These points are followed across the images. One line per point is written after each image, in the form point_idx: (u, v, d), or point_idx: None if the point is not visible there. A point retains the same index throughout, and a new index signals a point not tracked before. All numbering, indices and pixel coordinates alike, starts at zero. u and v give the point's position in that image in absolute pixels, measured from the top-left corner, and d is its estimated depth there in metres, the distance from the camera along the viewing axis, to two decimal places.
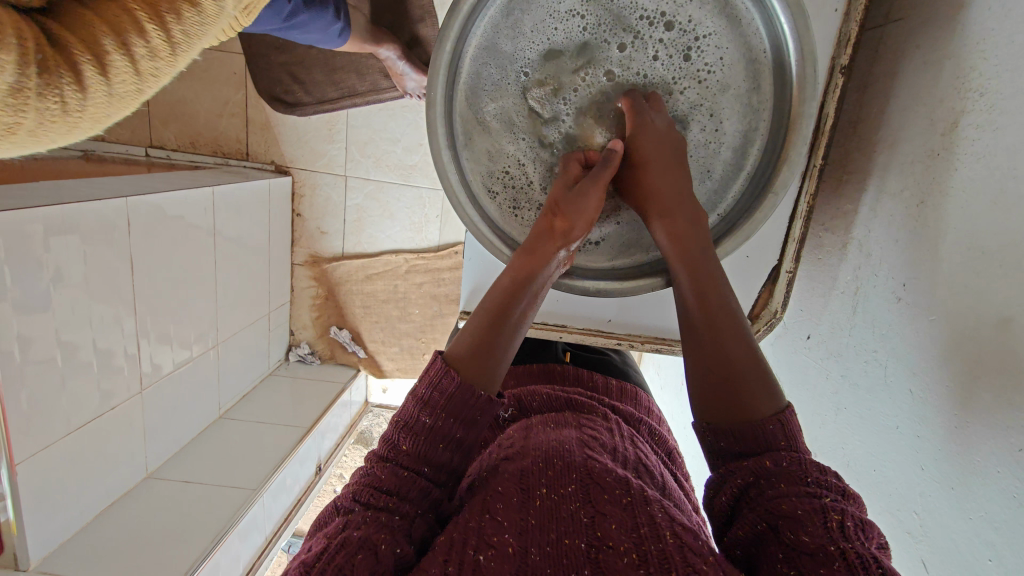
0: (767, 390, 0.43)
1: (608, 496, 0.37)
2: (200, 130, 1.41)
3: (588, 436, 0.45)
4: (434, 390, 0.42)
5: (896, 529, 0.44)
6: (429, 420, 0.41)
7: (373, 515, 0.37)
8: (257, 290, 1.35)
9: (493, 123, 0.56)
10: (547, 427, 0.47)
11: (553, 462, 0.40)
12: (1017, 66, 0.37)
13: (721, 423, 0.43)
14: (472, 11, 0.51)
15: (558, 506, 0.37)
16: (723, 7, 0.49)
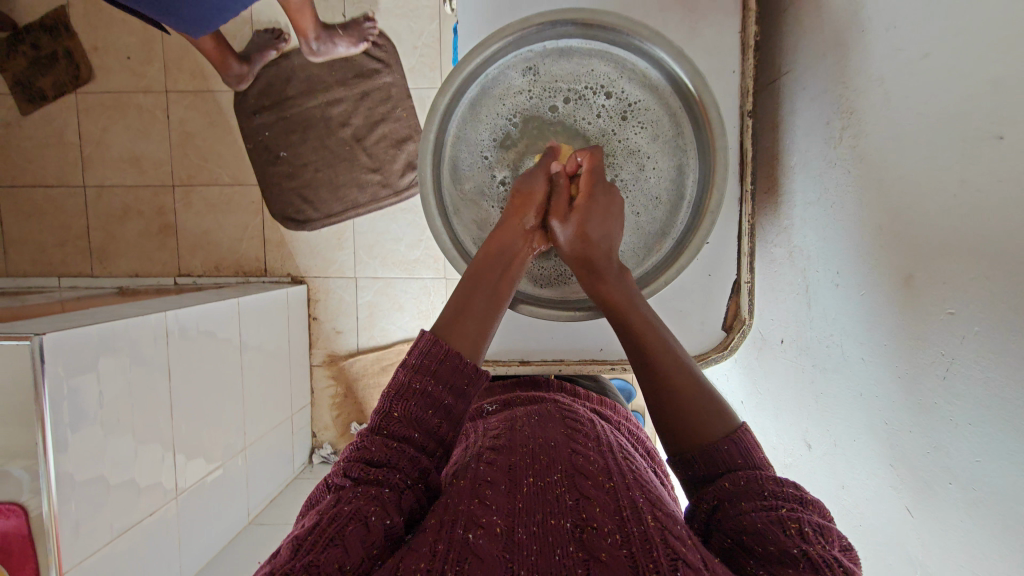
0: (716, 414, 0.47)
1: (592, 482, 0.43)
2: (223, 254, 1.57)
3: (571, 430, 0.51)
4: (425, 358, 0.48)
5: (876, 493, 0.47)
6: (419, 387, 0.47)
7: (364, 489, 0.41)
8: (281, 393, 1.42)
9: (475, 193, 0.65)
10: (531, 420, 0.53)
11: (542, 457, 0.47)
12: (869, 86, 0.48)
13: (691, 453, 0.46)
14: (446, 109, 0.62)
15: (545, 490, 0.43)
16: (643, 77, 0.61)
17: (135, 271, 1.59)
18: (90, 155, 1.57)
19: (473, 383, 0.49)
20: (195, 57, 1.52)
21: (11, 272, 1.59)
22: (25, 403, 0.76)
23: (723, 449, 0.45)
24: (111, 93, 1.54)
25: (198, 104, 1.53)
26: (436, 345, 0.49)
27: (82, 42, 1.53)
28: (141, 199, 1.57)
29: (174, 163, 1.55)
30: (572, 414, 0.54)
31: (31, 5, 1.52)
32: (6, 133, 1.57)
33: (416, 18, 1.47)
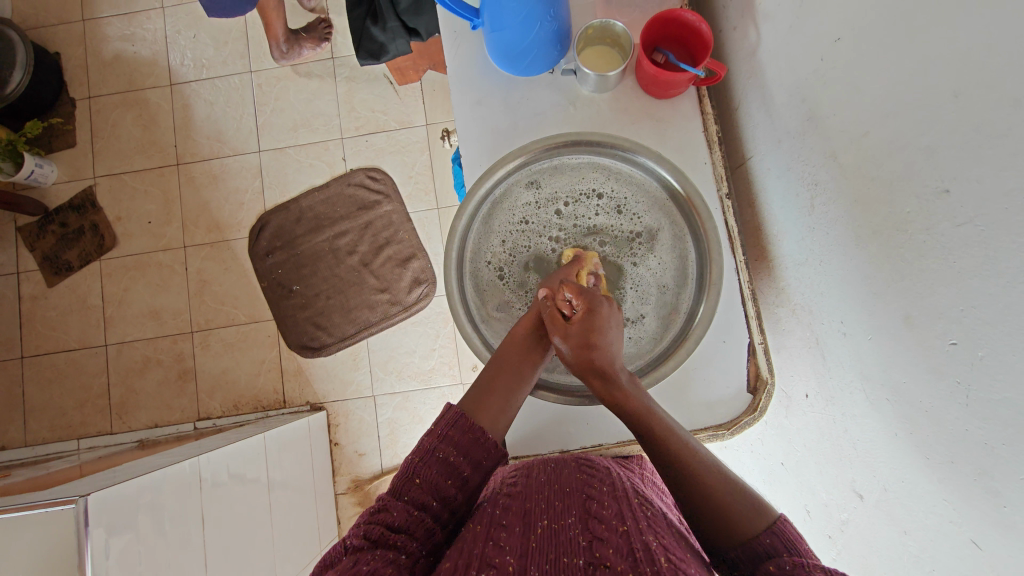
0: (755, 511, 0.49)
1: (604, 525, 0.47)
2: (242, 392, 1.59)
3: (585, 476, 0.55)
4: (450, 428, 0.58)
5: (935, 534, 0.47)
6: (443, 453, 0.56)
7: (383, 549, 0.46)
8: (308, 528, 1.37)
9: (497, 297, 0.70)
10: (546, 471, 0.57)
11: (556, 503, 0.51)
12: (825, 159, 0.56)
13: (732, 552, 0.48)
14: (463, 229, 0.69)
15: (558, 533, 0.47)
16: (630, 177, 0.69)
17: (154, 422, 1.59)
18: (112, 314, 1.64)
19: (488, 457, 0.58)
20: (211, 213, 1.66)
21: (30, 442, 1.59)
22: (68, 570, 0.75)
23: (765, 542, 0.47)
24: (133, 256, 1.66)
25: (214, 253, 1.65)
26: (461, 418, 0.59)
27: (107, 215, 1.67)
28: (160, 350, 1.62)
29: (192, 310, 1.63)
30: (587, 461, 0.58)
31: (62, 189, 1.69)
32: (33, 306, 1.65)
33: (409, 152, 1.65)
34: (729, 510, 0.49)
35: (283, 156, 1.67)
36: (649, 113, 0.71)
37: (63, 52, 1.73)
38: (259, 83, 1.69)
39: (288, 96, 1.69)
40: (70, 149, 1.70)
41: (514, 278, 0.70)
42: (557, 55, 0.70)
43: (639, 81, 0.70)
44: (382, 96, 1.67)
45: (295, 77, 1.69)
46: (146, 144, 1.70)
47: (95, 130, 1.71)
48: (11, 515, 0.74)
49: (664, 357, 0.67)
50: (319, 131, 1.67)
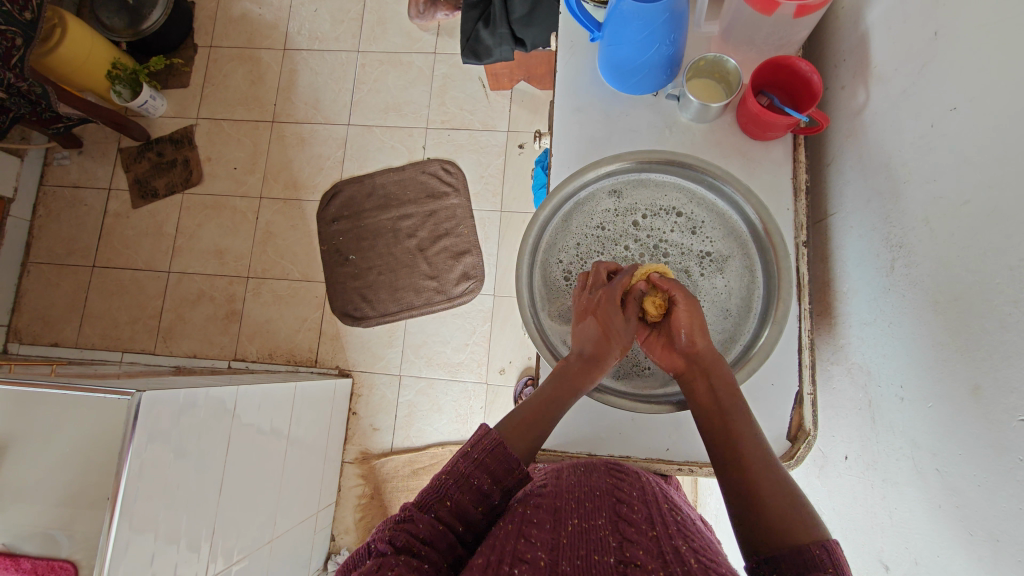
0: (804, 525, 0.47)
1: (634, 528, 0.48)
2: (279, 343, 1.66)
3: (614, 482, 0.57)
4: (487, 453, 0.55)
5: None
6: (478, 478, 0.54)
7: (408, 559, 0.46)
8: (312, 487, 1.40)
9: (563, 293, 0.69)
10: (575, 474, 0.58)
11: (586, 504, 0.52)
12: (916, 223, 0.56)
13: (778, 554, 0.46)
14: (541, 224, 0.69)
15: (588, 531, 0.48)
16: (710, 203, 0.69)
17: (193, 352, 1.67)
18: (181, 244, 1.75)
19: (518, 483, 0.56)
20: (292, 172, 1.76)
21: (80, 344, 1.70)
22: (109, 457, 0.80)
23: (815, 553, 0.44)
24: (213, 195, 1.77)
25: (285, 209, 1.74)
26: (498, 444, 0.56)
27: (199, 154, 1.80)
28: (215, 287, 1.71)
29: (253, 257, 1.72)
30: (617, 469, 0.59)
31: (166, 123, 1.83)
32: (114, 222, 1.78)
33: (485, 153, 1.71)
34: (786, 518, 0.48)
35: (369, 133, 1.76)
36: (741, 151, 0.73)
37: (198, 2, 1.89)
38: (363, 63, 1.80)
39: (386, 80, 1.79)
40: (183, 89, 1.85)
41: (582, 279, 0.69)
42: (664, 80, 0.74)
43: (739, 118, 0.73)
44: (472, 97, 1.74)
45: (396, 64, 1.79)
46: (249, 97, 1.83)
47: (207, 77, 1.85)
48: (73, 393, 0.80)
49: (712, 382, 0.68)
50: (407, 117, 1.75)
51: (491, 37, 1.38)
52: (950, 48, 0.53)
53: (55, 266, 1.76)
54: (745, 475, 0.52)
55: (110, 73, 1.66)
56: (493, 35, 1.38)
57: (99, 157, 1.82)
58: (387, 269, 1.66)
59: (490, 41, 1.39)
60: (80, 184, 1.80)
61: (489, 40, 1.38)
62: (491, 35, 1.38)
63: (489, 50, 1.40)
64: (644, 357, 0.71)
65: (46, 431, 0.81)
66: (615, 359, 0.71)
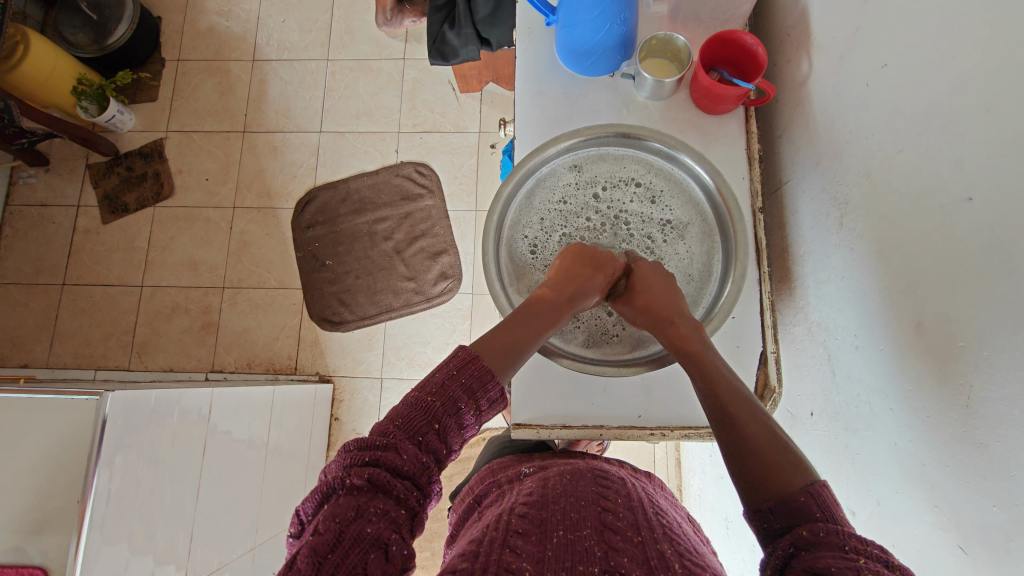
0: (790, 467, 0.47)
1: (620, 536, 0.50)
2: (257, 352, 1.64)
3: (600, 489, 0.58)
4: (471, 376, 0.54)
5: (924, 546, 0.48)
6: (460, 405, 0.52)
7: (386, 503, 0.46)
8: (295, 494, 1.38)
9: (530, 266, 0.69)
10: (562, 482, 0.59)
11: (573, 514, 0.53)
12: (859, 178, 0.59)
13: (765, 505, 0.46)
14: (506, 199, 0.70)
15: (573, 543, 0.49)
16: (667, 172, 0.70)
17: (170, 366, 1.65)
18: (153, 258, 1.72)
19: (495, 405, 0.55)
20: (265, 180, 1.76)
21: (52, 364, 1.66)
22: (78, 460, 0.77)
23: (799, 498, 0.45)
24: (185, 207, 1.75)
25: (260, 218, 1.73)
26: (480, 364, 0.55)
27: (170, 167, 1.78)
28: (190, 299, 1.69)
29: (228, 267, 1.70)
30: (602, 475, 0.61)
31: (136, 138, 1.81)
32: (84, 238, 1.75)
33: (458, 154, 1.73)
34: (772, 463, 0.48)
35: (341, 139, 1.77)
36: (696, 125, 0.76)
37: (165, 17, 1.89)
38: (333, 70, 1.82)
39: (356, 86, 1.80)
40: (151, 103, 1.84)
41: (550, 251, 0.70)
42: (619, 59, 0.76)
43: (692, 94, 0.75)
44: (442, 99, 1.77)
45: (366, 71, 1.81)
46: (219, 108, 1.82)
47: (176, 90, 1.84)
48: (40, 396, 0.78)
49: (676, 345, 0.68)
50: (379, 122, 1.77)
51: (460, 39, 1.40)
52: (880, 9, 0.56)
53: (23, 286, 1.72)
54: (735, 425, 0.52)
55: (75, 89, 1.64)
56: (460, 36, 1.40)
57: (67, 174, 1.79)
58: (364, 273, 1.66)
59: (459, 42, 1.41)
60: (47, 202, 1.78)
61: (458, 42, 1.41)
62: (459, 37, 1.40)
63: (460, 51, 1.43)
64: (610, 325, 0.72)
65: (12, 436, 0.78)
66: (584, 327, 0.72)
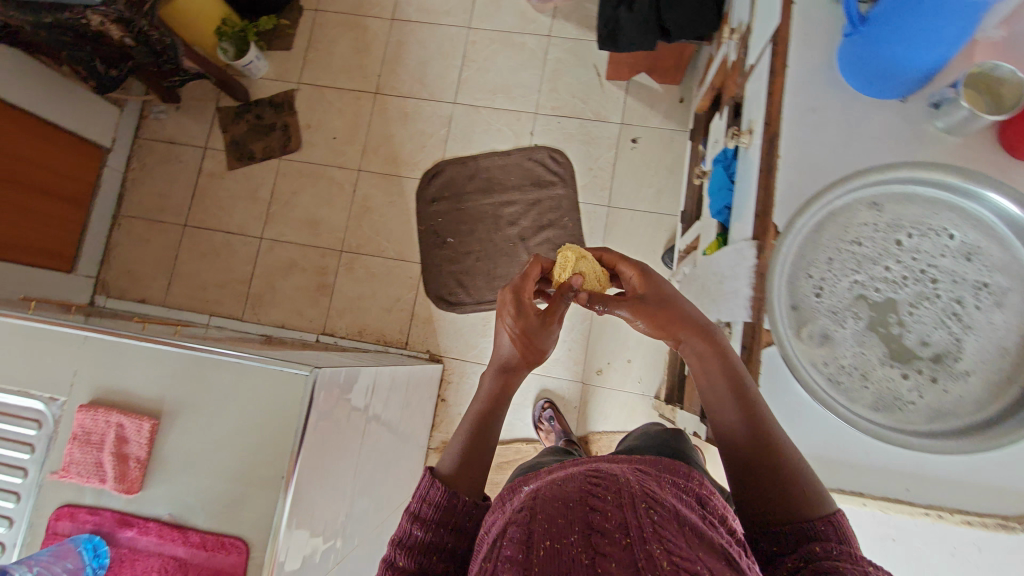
0: (805, 501, 0.53)
1: (607, 540, 0.40)
2: (370, 322, 1.62)
3: (590, 486, 0.47)
4: (423, 504, 0.61)
5: None
6: (415, 533, 0.59)
7: None
8: (406, 473, 1.36)
9: (815, 310, 0.64)
10: (550, 487, 0.49)
11: (556, 519, 0.42)
12: None
13: (781, 527, 0.52)
14: (793, 235, 0.64)
15: (559, 553, 0.39)
16: (991, 225, 0.60)
17: (281, 322, 1.64)
18: (275, 211, 1.71)
19: (469, 518, 0.60)
20: (393, 146, 1.71)
21: (168, 304, 1.68)
22: (283, 436, 0.74)
23: (820, 529, 0.50)
24: (310, 164, 1.72)
25: (384, 184, 1.69)
26: (433, 488, 0.62)
27: (299, 120, 1.75)
28: (308, 257, 1.67)
29: (348, 232, 1.68)
30: (594, 472, 0.51)
31: (267, 86, 1.78)
32: (208, 182, 1.75)
33: (596, 145, 1.65)
34: (785, 494, 0.54)
35: (475, 113, 1.70)
36: (1003, 172, 0.67)
37: None
38: (473, 40, 1.74)
39: (496, 60, 1.73)
40: (285, 52, 1.80)
41: (841, 296, 0.63)
42: (917, 87, 0.68)
43: (1003, 134, 0.66)
44: (586, 85, 1.68)
45: (508, 44, 1.73)
46: (353, 66, 1.77)
47: (311, 40, 1.79)
48: (249, 362, 0.76)
49: (1000, 427, 0.57)
50: (517, 100, 1.70)
51: (621, 7, 1.33)
52: None
53: (146, 221, 1.74)
54: (759, 452, 0.57)
55: (219, 30, 1.63)
56: (623, 5, 1.33)
57: (197, 115, 1.78)
58: (485, 255, 1.61)
59: (619, 8, 1.33)
60: (175, 140, 1.77)
61: (619, 9, 1.33)
62: (621, 6, 1.33)
63: (617, 17, 1.34)
64: (906, 389, 0.60)
65: (217, 401, 0.75)
66: (874, 386, 0.61)
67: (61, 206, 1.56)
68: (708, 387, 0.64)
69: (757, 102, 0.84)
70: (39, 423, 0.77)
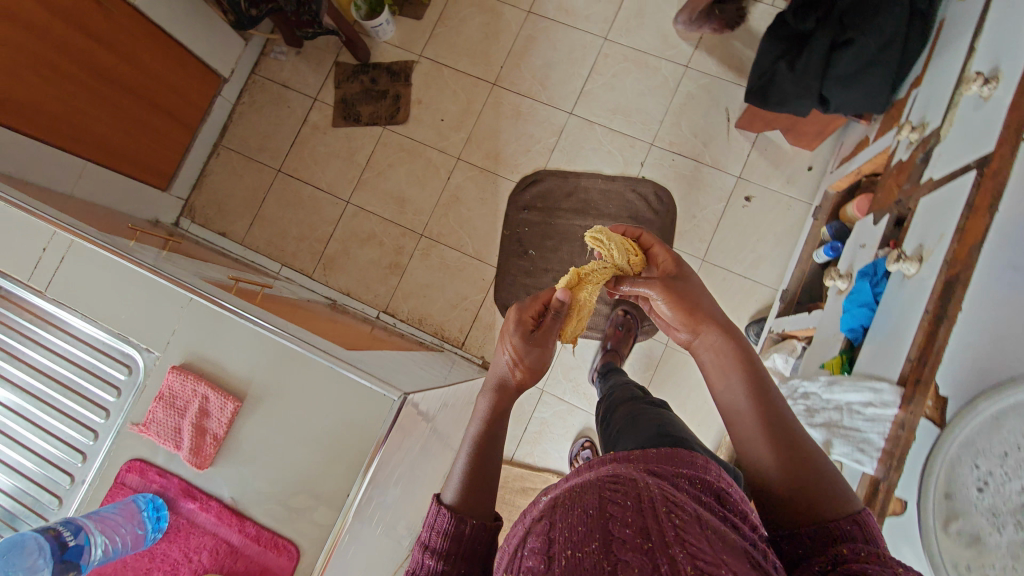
0: (834, 501, 0.50)
1: (628, 545, 0.38)
2: (432, 313, 1.61)
3: (605, 491, 0.45)
4: (432, 533, 0.59)
5: None
6: (425, 564, 0.56)
7: None
8: None
9: (977, 502, 0.60)
10: (566, 495, 0.47)
11: (577, 525, 0.41)
12: None
13: (805, 531, 0.49)
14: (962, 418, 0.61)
15: (578, 562, 0.37)
16: None
17: (347, 290, 1.65)
18: (367, 179, 1.70)
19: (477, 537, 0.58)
20: (497, 143, 1.67)
21: (246, 243, 1.71)
22: (356, 455, 0.72)
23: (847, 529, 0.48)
24: (412, 140, 1.70)
25: (480, 179, 1.65)
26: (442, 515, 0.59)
27: (412, 93, 1.72)
28: (388, 233, 1.66)
29: (432, 217, 1.65)
30: (609, 476, 0.49)
31: (389, 51, 1.75)
32: (310, 133, 1.75)
33: (706, 194, 1.56)
34: (817, 495, 0.51)
35: (589, 129, 1.64)
36: None
37: None
38: (606, 52, 1.66)
39: (624, 79, 1.65)
40: (415, 20, 1.75)
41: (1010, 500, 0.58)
42: None
43: None
44: (712, 128, 1.59)
45: (641, 65, 1.64)
46: (478, 50, 1.72)
47: (443, 15, 1.75)
48: (343, 370, 0.74)
49: None
50: (635, 126, 1.62)
51: (785, 57, 1.23)
52: None
53: (244, 157, 1.76)
54: (781, 461, 0.55)
55: None
56: (788, 57, 1.23)
57: (315, 64, 1.77)
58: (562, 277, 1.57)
59: (782, 58, 1.24)
60: (289, 84, 1.78)
61: (781, 58, 1.24)
62: (784, 57, 1.23)
63: (778, 64, 1.24)
64: None
65: (300, 400, 0.74)
66: None
67: (171, 127, 1.59)
68: (727, 392, 0.63)
69: (949, 209, 0.74)
70: (130, 370, 0.78)
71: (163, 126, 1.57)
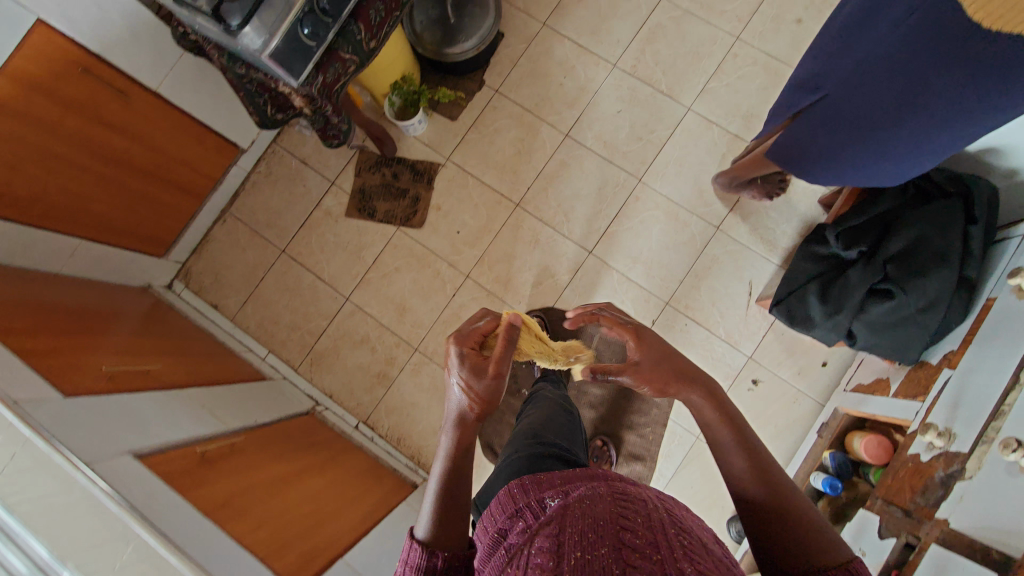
0: (831, 546, 0.53)
1: (637, 554, 0.42)
2: (412, 434, 1.55)
3: (617, 508, 0.49)
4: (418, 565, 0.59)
5: None
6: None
7: None
8: None
9: None
10: (574, 506, 0.50)
11: (588, 535, 0.45)
12: None
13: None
14: None
15: (588, 563, 0.41)
16: None
17: (331, 392, 1.59)
18: (371, 278, 1.64)
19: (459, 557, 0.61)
20: (510, 267, 1.61)
21: (236, 322, 1.66)
22: None
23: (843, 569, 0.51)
24: (424, 247, 1.64)
25: (486, 303, 1.59)
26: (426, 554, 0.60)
27: (432, 198, 1.66)
28: (382, 340, 1.61)
29: (430, 333, 1.60)
30: (617, 493, 0.52)
31: (416, 147, 1.69)
32: (322, 219, 1.69)
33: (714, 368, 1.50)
34: (809, 540, 0.54)
35: (606, 274, 1.58)
36: None
37: (506, 38, 1.71)
38: (637, 195, 1.60)
39: (651, 227, 1.58)
40: (448, 119, 1.69)
41: None
42: None
43: None
44: (732, 299, 1.53)
45: (670, 217, 1.58)
46: (507, 165, 1.66)
47: (478, 120, 1.68)
48: None
49: None
50: (654, 279, 1.56)
51: (812, 287, 1.18)
52: None
53: (250, 230, 1.70)
54: (772, 504, 0.58)
55: (396, 85, 1.53)
56: (816, 285, 1.18)
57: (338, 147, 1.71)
58: None
59: (810, 288, 1.18)
60: (308, 162, 1.71)
61: (811, 286, 1.18)
62: (811, 287, 1.18)
63: (806, 291, 1.19)
64: None
65: None
66: None
67: (179, 199, 1.53)
68: (706, 423, 0.69)
69: None
70: None
71: (172, 199, 1.50)
